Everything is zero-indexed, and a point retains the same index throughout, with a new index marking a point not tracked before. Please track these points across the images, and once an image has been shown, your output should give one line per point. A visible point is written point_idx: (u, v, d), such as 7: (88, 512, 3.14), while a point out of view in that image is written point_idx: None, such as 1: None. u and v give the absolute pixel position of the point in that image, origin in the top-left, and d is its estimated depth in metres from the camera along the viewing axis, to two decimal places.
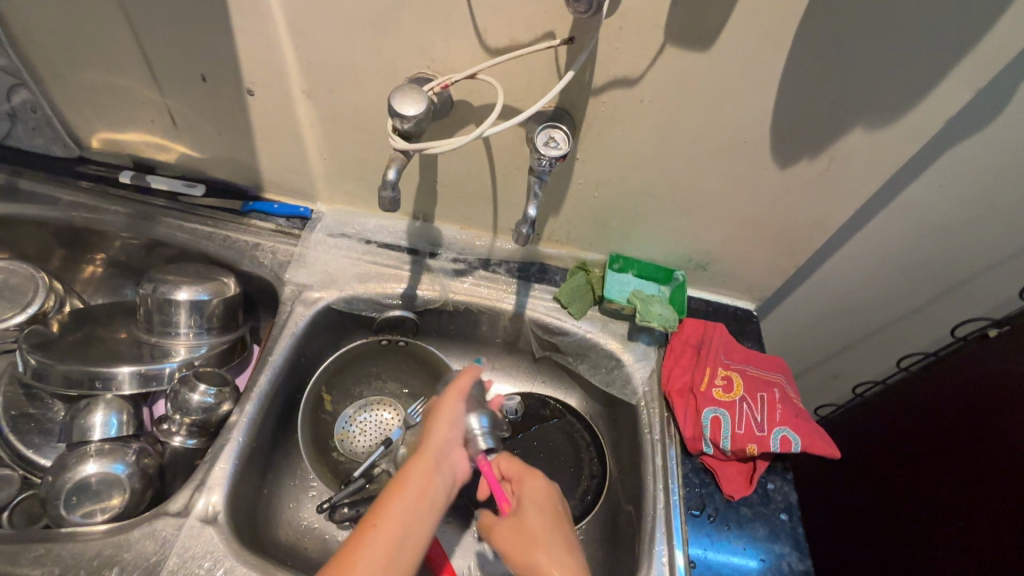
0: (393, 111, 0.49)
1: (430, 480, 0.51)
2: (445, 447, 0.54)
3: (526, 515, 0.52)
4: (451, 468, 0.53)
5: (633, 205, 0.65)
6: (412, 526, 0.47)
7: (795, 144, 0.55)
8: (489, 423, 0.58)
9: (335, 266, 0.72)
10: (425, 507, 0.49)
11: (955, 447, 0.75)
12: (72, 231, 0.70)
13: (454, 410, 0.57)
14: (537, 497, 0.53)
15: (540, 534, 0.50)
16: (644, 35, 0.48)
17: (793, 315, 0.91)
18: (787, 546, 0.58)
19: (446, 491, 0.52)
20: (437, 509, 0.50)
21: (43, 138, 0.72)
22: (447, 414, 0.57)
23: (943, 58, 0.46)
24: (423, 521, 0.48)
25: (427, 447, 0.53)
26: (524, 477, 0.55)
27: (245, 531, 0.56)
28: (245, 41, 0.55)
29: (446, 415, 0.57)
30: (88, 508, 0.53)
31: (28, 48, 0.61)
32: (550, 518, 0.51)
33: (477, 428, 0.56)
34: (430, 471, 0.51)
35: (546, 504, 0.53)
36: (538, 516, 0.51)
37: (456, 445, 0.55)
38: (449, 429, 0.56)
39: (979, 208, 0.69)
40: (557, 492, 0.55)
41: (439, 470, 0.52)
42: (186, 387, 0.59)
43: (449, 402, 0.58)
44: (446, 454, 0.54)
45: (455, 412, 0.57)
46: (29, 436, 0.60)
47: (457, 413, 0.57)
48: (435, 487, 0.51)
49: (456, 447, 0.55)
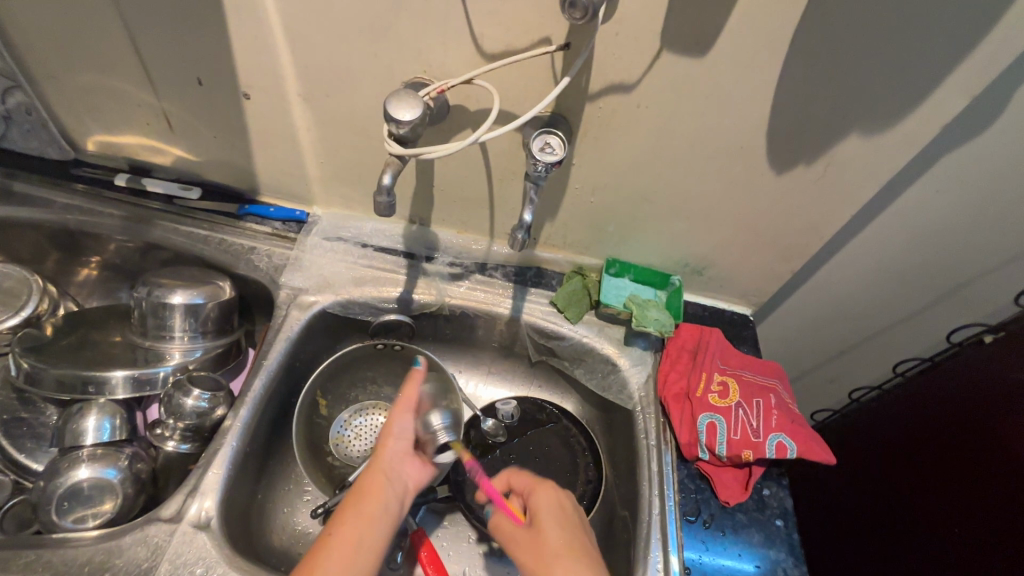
0: (390, 116, 0.48)
1: (382, 491, 0.50)
2: (393, 459, 0.53)
3: (542, 527, 0.51)
4: (402, 479, 0.53)
5: (629, 210, 0.65)
6: (366, 531, 0.47)
7: (791, 150, 0.55)
8: (450, 420, 0.59)
9: (330, 270, 0.72)
10: (379, 511, 0.49)
11: (950, 452, 0.75)
12: (67, 234, 0.70)
13: (401, 421, 0.56)
14: (551, 508, 0.53)
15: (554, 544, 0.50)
16: (640, 41, 0.48)
17: (790, 320, 0.91)
18: (782, 552, 0.58)
19: (399, 500, 0.51)
20: (391, 518, 0.50)
21: (38, 140, 0.72)
22: (393, 426, 0.55)
23: (938, 65, 0.46)
24: (378, 526, 0.48)
25: (375, 462, 0.52)
26: (536, 489, 0.56)
27: (238, 536, 0.56)
28: (241, 45, 0.55)
29: (393, 427, 0.55)
30: (79, 514, 0.52)
31: (24, 51, 0.61)
32: (565, 530, 0.51)
33: (436, 425, 0.57)
34: (381, 483, 0.51)
35: (561, 515, 0.53)
36: (554, 527, 0.51)
37: (405, 455, 0.54)
38: (397, 440, 0.54)
39: (974, 213, 0.69)
40: (571, 503, 0.55)
41: (390, 481, 0.51)
42: (179, 391, 0.59)
43: (397, 414, 0.56)
44: (396, 465, 0.53)
45: (403, 421, 0.56)
46: (22, 441, 0.59)
47: (405, 424, 0.55)
48: (387, 497, 0.50)
49: (405, 457, 0.54)
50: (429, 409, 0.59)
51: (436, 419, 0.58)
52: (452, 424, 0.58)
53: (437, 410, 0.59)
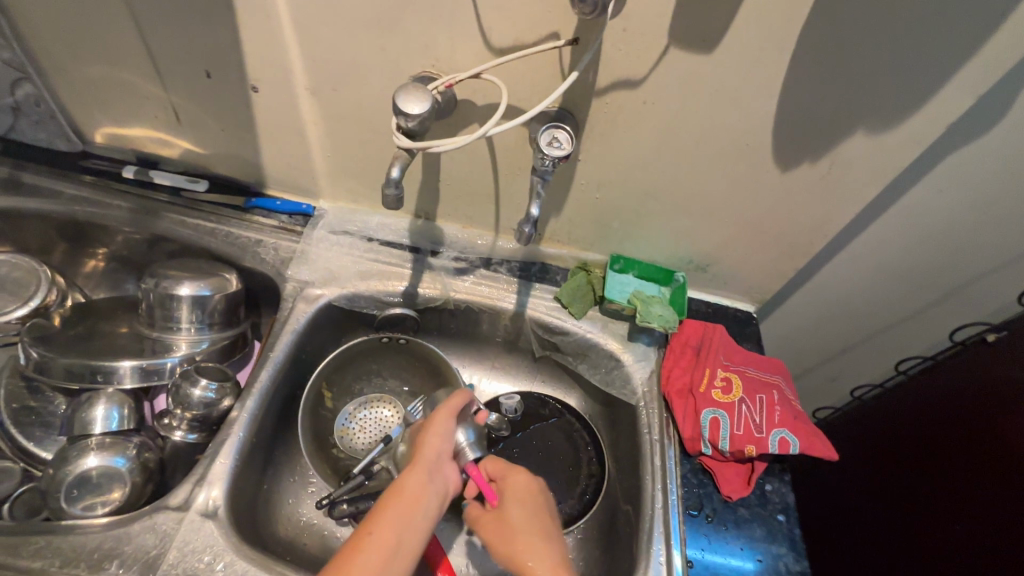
0: (398, 109, 0.49)
1: (423, 492, 0.50)
2: (436, 460, 0.53)
3: (507, 512, 0.53)
4: (442, 481, 0.53)
5: (634, 206, 0.66)
6: (405, 534, 0.47)
7: (796, 147, 0.55)
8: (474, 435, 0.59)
9: (336, 263, 0.72)
10: (419, 515, 0.48)
11: (949, 450, 0.76)
12: (75, 225, 0.70)
13: (444, 423, 0.57)
14: (521, 492, 0.54)
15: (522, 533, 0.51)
16: (648, 37, 0.48)
17: (792, 318, 0.91)
18: (784, 547, 0.58)
19: (437, 502, 0.51)
20: (430, 518, 0.50)
21: (46, 131, 0.73)
22: (438, 428, 0.56)
23: (946, 61, 0.46)
24: (417, 530, 0.48)
25: (419, 461, 0.53)
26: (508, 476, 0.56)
27: (244, 526, 0.56)
28: (249, 38, 0.55)
29: (437, 427, 0.56)
30: (88, 501, 0.53)
31: (33, 42, 0.61)
32: (530, 514, 0.52)
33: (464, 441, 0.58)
34: (424, 483, 0.51)
35: (529, 500, 0.54)
36: (522, 511, 0.52)
37: (447, 457, 0.55)
38: (440, 442, 0.55)
39: (978, 213, 0.69)
40: (540, 488, 0.55)
41: (432, 481, 0.52)
42: (187, 381, 0.59)
43: (439, 416, 0.57)
44: (438, 467, 0.53)
45: (448, 426, 0.57)
46: (31, 429, 0.60)
47: (449, 426, 0.57)
48: (426, 498, 0.50)
49: (447, 460, 0.55)
50: (464, 421, 0.60)
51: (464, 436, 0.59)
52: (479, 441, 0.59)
53: (466, 425, 0.60)
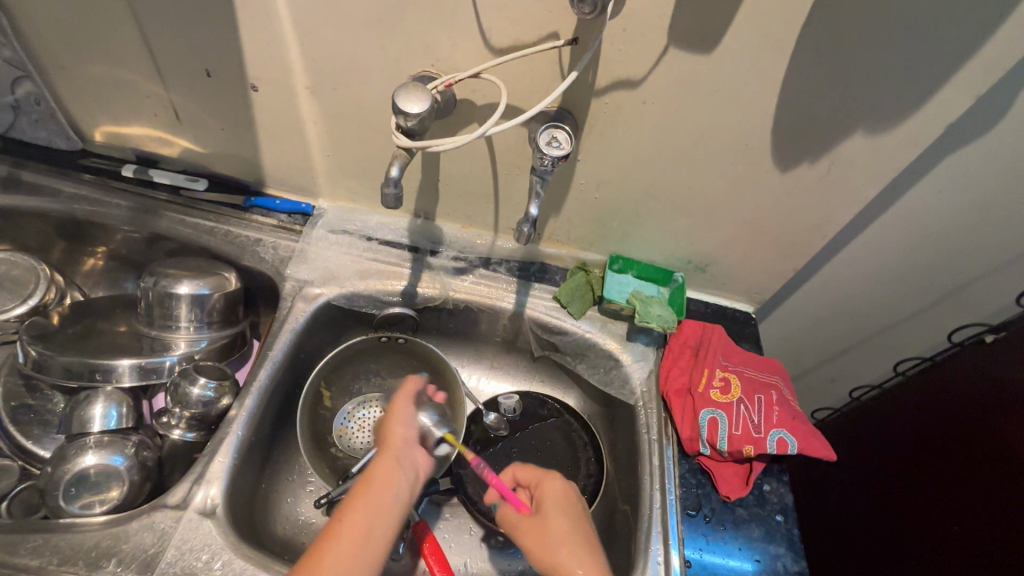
0: (398, 109, 0.49)
1: (390, 477, 0.50)
2: (402, 446, 0.53)
3: (549, 515, 0.52)
4: (411, 465, 0.52)
5: (634, 207, 0.66)
6: (375, 523, 0.47)
7: (795, 148, 0.55)
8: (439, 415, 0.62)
9: (335, 263, 0.72)
10: (388, 502, 0.48)
11: (948, 451, 0.76)
12: (74, 223, 0.70)
13: (405, 410, 0.57)
14: (559, 497, 0.54)
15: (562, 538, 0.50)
16: (647, 37, 0.48)
17: (791, 318, 0.91)
18: (782, 547, 0.58)
19: (408, 487, 0.51)
20: (401, 503, 0.49)
21: (46, 130, 0.73)
22: (399, 415, 0.57)
23: (944, 62, 0.46)
24: (387, 517, 0.48)
25: (384, 448, 0.53)
26: (543, 481, 0.56)
27: (243, 525, 0.56)
28: (250, 37, 0.55)
29: (399, 416, 0.56)
30: (86, 500, 0.53)
31: (33, 40, 0.61)
32: (572, 517, 0.52)
33: (427, 422, 0.60)
34: (391, 468, 0.51)
35: (568, 505, 0.53)
36: (562, 516, 0.52)
37: (413, 442, 0.55)
38: (403, 428, 0.55)
39: (976, 214, 0.69)
40: (577, 493, 0.55)
41: (401, 466, 0.51)
42: (186, 380, 0.59)
43: (399, 404, 0.57)
44: (406, 453, 0.53)
45: (406, 411, 0.57)
46: (29, 427, 0.60)
47: (410, 413, 0.57)
48: (397, 485, 0.50)
49: (413, 444, 0.54)
50: (424, 405, 0.62)
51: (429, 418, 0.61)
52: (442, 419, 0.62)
53: (426, 408, 0.62)
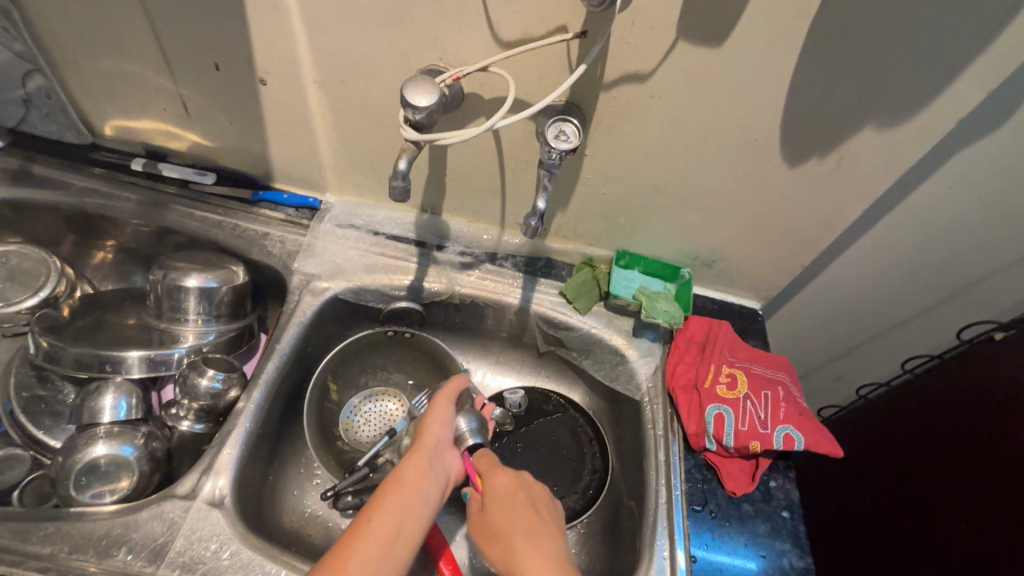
0: (406, 101, 0.49)
1: (426, 480, 0.51)
2: (438, 447, 0.54)
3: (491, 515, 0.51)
4: (444, 468, 0.54)
5: (641, 201, 0.65)
6: (406, 521, 0.47)
7: (804, 143, 0.55)
8: (477, 423, 0.58)
9: (342, 257, 0.72)
10: (420, 502, 0.49)
11: (956, 450, 0.75)
12: (85, 217, 0.71)
13: (444, 410, 0.57)
14: (504, 495, 0.52)
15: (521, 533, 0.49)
16: (657, 31, 0.48)
17: (798, 315, 0.91)
18: (787, 543, 0.58)
19: (439, 490, 0.52)
20: (431, 506, 0.50)
21: (57, 124, 0.73)
22: (437, 416, 0.57)
23: (957, 56, 0.45)
24: (417, 516, 0.49)
25: (419, 447, 0.53)
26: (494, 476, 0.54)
27: (250, 516, 0.57)
28: (258, 30, 0.55)
29: (437, 415, 0.57)
30: (97, 490, 0.53)
31: (44, 34, 0.62)
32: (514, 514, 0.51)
33: (464, 428, 0.57)
34: (425, 470, 0.52)
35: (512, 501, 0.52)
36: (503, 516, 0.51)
37: (448, 444, 0.56)
38: (440, 429, 0.56)
39: (986, 211, 0.68)
40: (524, 484, 0.53)
41: (433, 469, 0.52)
42: (194, 372, 0.60)
43: (439, 405, 0.57)
44: (439, 454, 0.54)
45: (445, 415, 0.57)
46: (40, 418, 0.60)
47: (447, 414, 0.57)
48: (428, 484, 0.51)
49: (448, 447, 0.56)
50: (465, 410, 0.60)
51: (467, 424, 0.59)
52: (480, 427, 0.58)
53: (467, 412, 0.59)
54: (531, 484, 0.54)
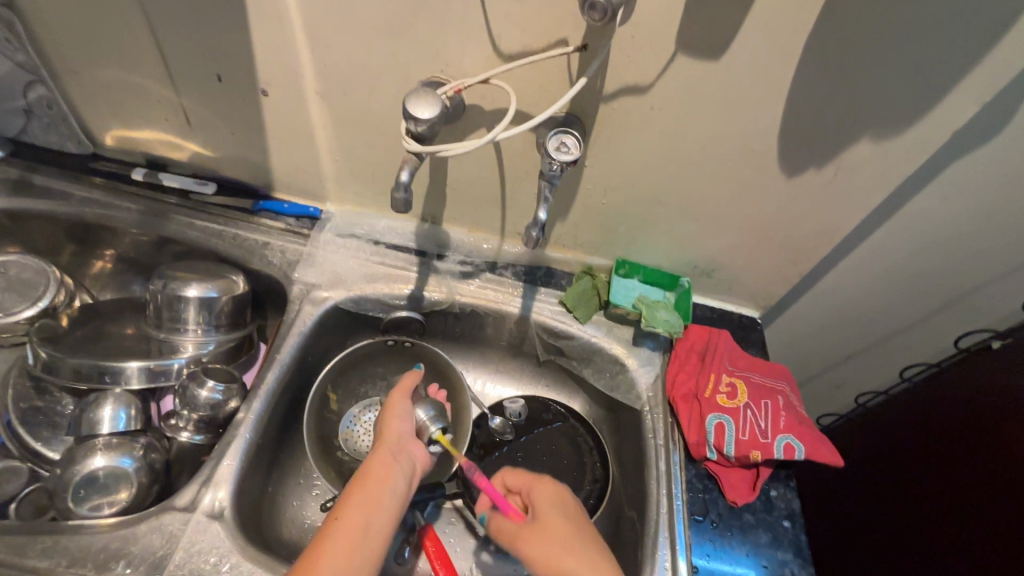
0: (408, 114, 0.49)
1: (389, 470, 0.51)
2: (399, 440, 0.55)
3: (545, 516, 0.53)
4: (409, 458, 0.54)
5: (640, 211, 0.66)
6: (373, 514, 0.47)
7: (802, 154, 0.56)
8: (436, 410, 0.62)
9: (342, 266, 0.73)
10: (386, 494, 0.49)
11: (955, 458, 0.76)
12: (85, 226, 0.71)
13: (402, 404, 0.58)
14: (551, 502, 0.55)
15: (561, 530, 0.51)
16: (656, 44, 0.48)
17: (796, 323, 0.91)
18: (789, 553, 0.58)
19: (405, 479, 0.52)
20: (400, 495, 0.50)
21: (58, 134, 0.73)
22: (395, 411, 0.58)
23: (951, 69, 0.46)
24: (385, 508, 0.48)
25: (381, 443, 0.54)
26: (534, 485, 0.57)
27: (250, 528, 0.56)
28: (261, 42, 0.56)
29: (395, 410, 0.58)
30: (95, 502, 0.53)
31: (48, 45, 0.62)
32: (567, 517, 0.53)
33: (423, 417, 0.61)
34: (388, 461, 0.52)
35: (561, 505, 0.55)
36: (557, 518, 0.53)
37: (409, 436, 0.56)
38: (400, 422, 0.57)
39: (982, 220, 0.69)
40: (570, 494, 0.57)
41: (396, 460, 0.53)
42: (194, 383, 0.60)
43: (395, 400, 0.59)
44: (402, 446, 0.54)
45: (403, 409, 0.58)
46: (39, 429, 0.60)
47: (405, 408, 0.58)
48: (393, 475, 0.51)
49: (410, 438, 0.56)
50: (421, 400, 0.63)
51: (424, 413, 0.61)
52: (438, 414, 0.62)
53: (422, 405, 0.62)
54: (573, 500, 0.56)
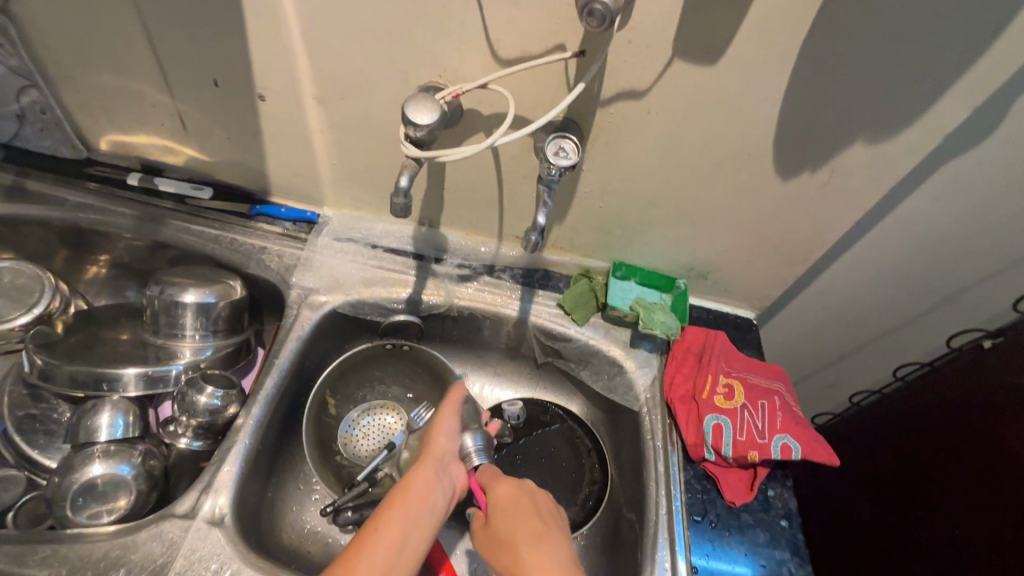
0: (407, 120, 0.49)
1: (431, 489, 0.53)
2: (442, 458, 0.57)
3: (495, 522, 0.52)
4: (451, 477, 0.56)
5: (637, 214, 0.66)
6: (414, 524, 0.49)
7: (796, 157, 0.56)
8: (483, 441, 0.60)
9: (340, 271, 0.72)
10: (428, 508, 0.51)
11: (948, 456, 0.77)
12: (78, 232, 0.70)
13: (448, 423, 0.60)
14: (506, 500, 0.54)
15: (527, 524, 0.51)
16: (653, 50, 0.49)
17: (791, 323, 0.92)
18: (786, 552, 0.59)
19: (444, 500, 0.53)
20: (439, 514, 0.52)
21: (51, 139, 0.73)
22: (442, 429, 0.60)
23: (943, 75, 0.47)
24: (425, 522, 0.50)
25: (426, 457, 0.56)
26: (496, 483, 0.56)
27: (250, 534, 0.56)
28: (258, 48, 0.55)
29: (443, 428, 0.60)
30: (94, 510, 0.53)
31: (41, 49, 0.62)
32: (515, 523, 0.52)
33: (471, 446, 0.59)
34: (434, 476, 0.54)
35: (514, 508, 0.53)
36: (506, 524, 0.52)
37: (454, 456, 0.58)
38: (447, 441, 0.58)
39: (972, 221, 0.70)
40: (526, 491, 0.55)
41: (441, 477, 0.55)
42: (193, 389, 0.59)
43: (443, 415, 0.61)
44: (446, 464, 0.56)
45: (451, 428, 0.60)
46: (35, 437, 0.59)
47: (453, 428, 0.60)
48: (436, 491, 0.53)
49: (453, 458, 0.58)
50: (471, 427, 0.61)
51: (469, 441, 0.59)
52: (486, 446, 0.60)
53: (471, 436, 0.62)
54: (534, 490, 0.56)
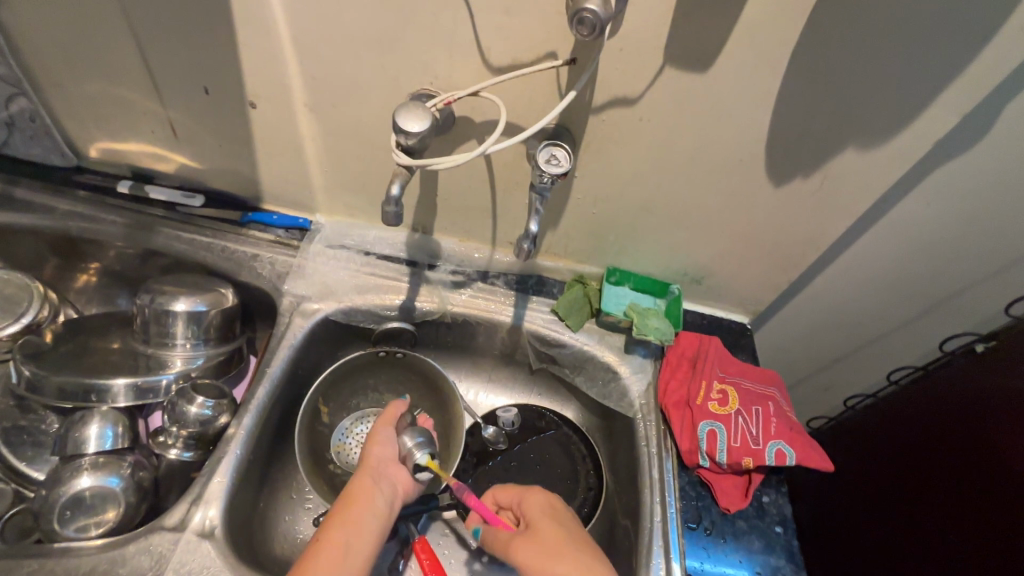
0: (398, 127, 0.49)
1: (371, 495, 0.52)
2: (381, 464, 0.56)
3: (536, 525, 0.53)
4: (390, 481, 0.55)
5: (630, 220, 0.66)
6: (353, 537, 0.49)
7: (788, 163, 0.56)
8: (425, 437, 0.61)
9: (333, 278, 0.72)
10: (367, 518, 0.51)
11: (942, 459, 0.77)
12: (68, 240, 0.70)
13: (386, 429, 0.59)
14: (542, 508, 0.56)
15: (568, 527, 0.53)
16: (644, 57, 0.49)
17: (786, 328, 0.92)
18: (782, 558, 0.59)
19: (388, 503, 0.53)
20: (381, 521, 0.52)
21: (40, 146, 0.72)
22: (380, 435, 0.59)
23: (932, 82, 0.47)
24: (366, 533, 0.50)
25: (363, 466, 0.55)
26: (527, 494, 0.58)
27: (242, 546, 0.56)
28: (249, 56, 0.55)
29: (379, 435, 0.59)
30: (82, 523, 0.52)
31: (29, 57, 0.61)
32: (559, 524, 0.53)
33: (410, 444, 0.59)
34: (369, 485, 0.53)
35: (554, 513, 0.55)
36: (548, 525, 0.53)
37: (391, 459, 0.57)
38: (383, 447, 0.58)
39: (964, 225, 0.70)
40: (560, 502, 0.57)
41: (378, 484, 0.54)
42: (183, 399, 0.59)
43: (380, 425, 0.60)
44: (384, 469, 0.56)
45: (388, 433, 0.59)
46: (22, 449, 0.59)
47: (390, 433, 0.59)
48: (374, 499, 0.52)
49: (392, 462, 0.57)
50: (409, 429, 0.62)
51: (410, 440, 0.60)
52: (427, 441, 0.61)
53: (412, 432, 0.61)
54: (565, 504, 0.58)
